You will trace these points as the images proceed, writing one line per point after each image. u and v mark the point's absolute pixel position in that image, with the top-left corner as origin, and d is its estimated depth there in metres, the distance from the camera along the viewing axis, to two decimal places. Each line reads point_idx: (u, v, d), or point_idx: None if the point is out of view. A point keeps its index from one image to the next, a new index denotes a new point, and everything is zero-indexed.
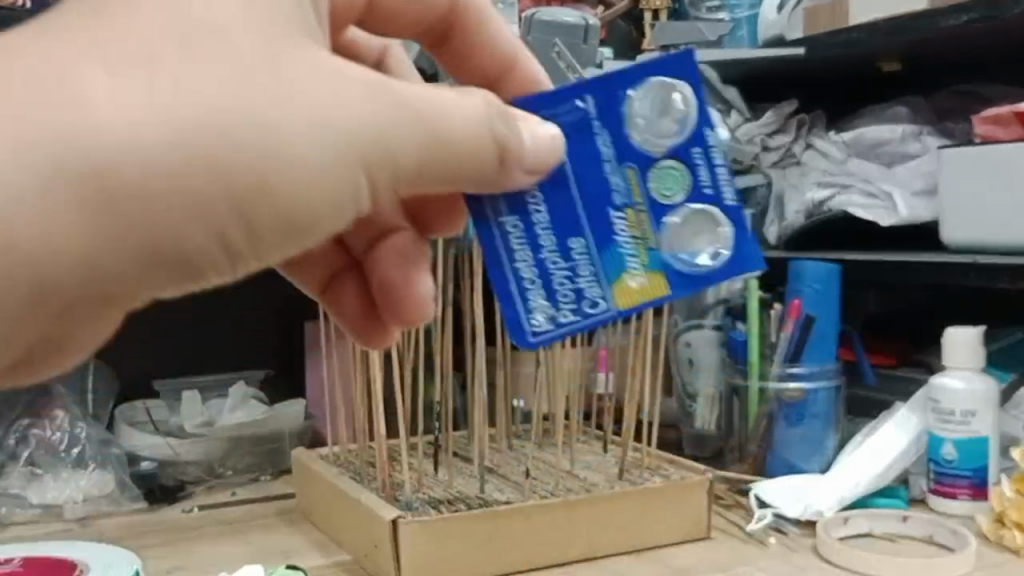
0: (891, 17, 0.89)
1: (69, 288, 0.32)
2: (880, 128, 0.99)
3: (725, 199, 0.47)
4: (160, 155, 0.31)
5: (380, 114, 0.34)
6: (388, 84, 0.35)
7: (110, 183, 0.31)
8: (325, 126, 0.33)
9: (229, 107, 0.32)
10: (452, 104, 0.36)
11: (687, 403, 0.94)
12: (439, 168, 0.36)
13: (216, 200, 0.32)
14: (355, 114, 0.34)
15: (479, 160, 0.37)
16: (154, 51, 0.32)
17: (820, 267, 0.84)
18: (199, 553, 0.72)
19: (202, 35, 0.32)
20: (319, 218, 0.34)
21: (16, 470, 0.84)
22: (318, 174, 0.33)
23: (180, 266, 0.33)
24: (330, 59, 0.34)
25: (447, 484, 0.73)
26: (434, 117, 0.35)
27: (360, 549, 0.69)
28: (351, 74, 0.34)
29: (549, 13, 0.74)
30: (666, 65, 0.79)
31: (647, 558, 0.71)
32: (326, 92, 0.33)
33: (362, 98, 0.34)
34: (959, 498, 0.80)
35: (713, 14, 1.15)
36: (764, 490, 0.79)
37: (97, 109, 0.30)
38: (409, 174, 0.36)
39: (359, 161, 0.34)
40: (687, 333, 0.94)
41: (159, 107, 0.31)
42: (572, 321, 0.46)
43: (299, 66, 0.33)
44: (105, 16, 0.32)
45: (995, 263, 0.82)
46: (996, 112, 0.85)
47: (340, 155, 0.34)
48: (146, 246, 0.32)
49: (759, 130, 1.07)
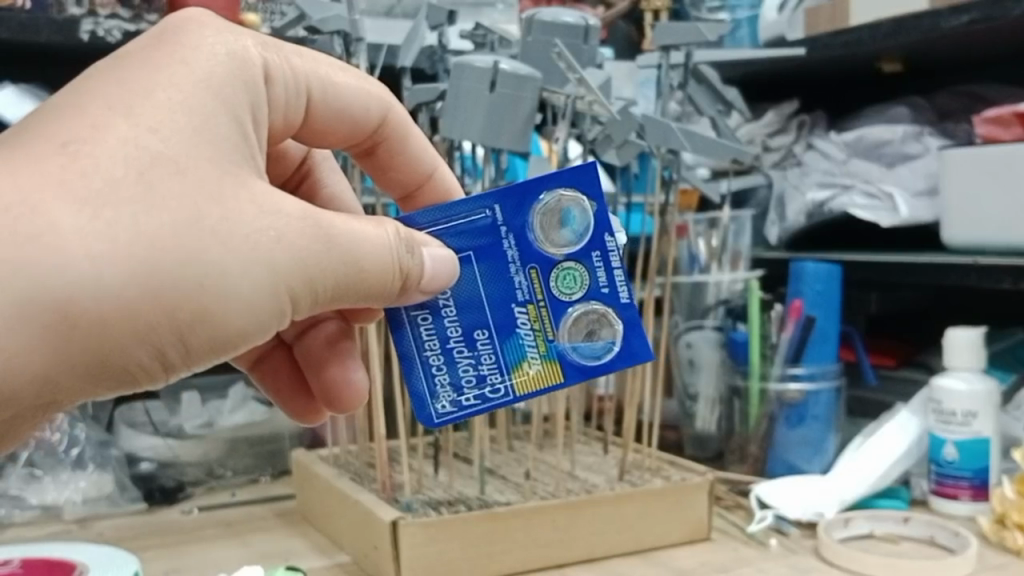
0: (892, 17, 0.89)
1: (22, 395, 0.38)
2: (880, 129, 0.98)
3: (621, 298, 0.51)
4: (115, 289, 0.36)
5: (309, 247, 0.40)
6: (320, 216, 0.41)
7: (70, 313, 0.36)
8: (260, 258, 0.39)
9: (176, 246, 0.37)
10: (367, 237, 0.42)
11: (687, 403, 0.93)
12: (354, 291, 0.42)
13: (157, 327, 0.38)
14: (281, 253, 0.40)
15: (388, 283, 0.43)
16: (114, 191, 0.36)
17: (821, 267, 0.84)
18: (199, 554, 0.72)
19: (159, 166, 0.37)
20: (246, 335, 0.40)
21: (16, 471, 0.83)
22: (249, 297, 0.39)
23: (120, 375, 0.39)
24: (270, 196, 0.40)
25: (447, 485, 0.73)
26: (353, 248, 0.41)
27: (360, 550, 0.69)
28: (290, 210, 0.40)
29: (549, 13, 0.73)
30: (665, 65, 0.79)
31: (648, 560, 0.70)
32: (264, 226, 0.39)
33: (295, 229, 0.40)
34: (960, 500, 0.79)
35: (713, 15, 1.15)
36: (765, 491, 0.79)
37: (66, 247, 0.35)
38: (328, 296, 0.42)
39: (285, 293, 0.40)
40: (688, 334, 0.93)
41: (118, 244, 0.36)
42: (476, 403, 0.52)
43: (242, 199, 0.39)
44: (71, 152, 0.37)
45: (996, 264, 0.82)
46: (997, 112, 0.85)
47: (271, 285, 0.40)
48: (96, 359, 0.38)
49: (761, 131, 1.09)
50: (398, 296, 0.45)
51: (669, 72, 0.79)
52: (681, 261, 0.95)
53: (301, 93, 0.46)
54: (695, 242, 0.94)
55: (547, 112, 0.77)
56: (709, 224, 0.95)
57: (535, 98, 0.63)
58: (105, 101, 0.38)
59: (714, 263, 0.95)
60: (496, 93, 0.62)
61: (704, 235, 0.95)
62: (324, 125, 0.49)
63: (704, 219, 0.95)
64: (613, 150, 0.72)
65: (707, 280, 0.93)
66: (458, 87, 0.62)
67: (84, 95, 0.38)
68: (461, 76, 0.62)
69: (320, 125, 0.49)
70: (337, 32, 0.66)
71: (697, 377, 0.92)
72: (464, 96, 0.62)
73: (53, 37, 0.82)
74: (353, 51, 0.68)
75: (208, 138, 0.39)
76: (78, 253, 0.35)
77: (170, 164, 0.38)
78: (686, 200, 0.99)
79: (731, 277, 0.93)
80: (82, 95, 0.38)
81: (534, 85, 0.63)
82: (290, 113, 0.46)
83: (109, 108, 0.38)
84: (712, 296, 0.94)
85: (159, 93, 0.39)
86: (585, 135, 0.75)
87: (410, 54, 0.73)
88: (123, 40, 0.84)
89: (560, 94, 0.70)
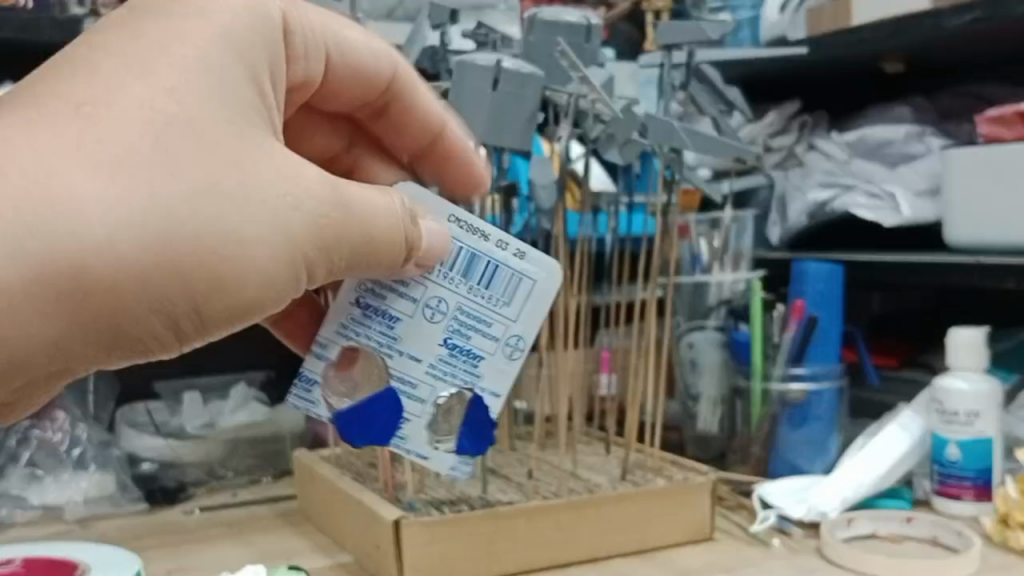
0: (894, 17, 0.89)
1: (35, 361, 0.38)
2: (881, 130, 0.99)
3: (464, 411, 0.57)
4: (133, 259, 0.37)
5: (323, 214, 0.42)
6: (338, 185, 0.43)
7: (85, 281, 0.36)
8: (275, 226, 0.40)
9: (197, 214, 0.38)
10: (379, 209, 0.45)
11: (688, 404, 0.92)
12: (363, 259, 0.45)
13: (174, 295, 0.39)
14: (292, 222, 0.41)
15: (394, 250, 0.46)
16: (130, 155, 0.37)
17: (822, 266, 0.85)
18: (203, 554, 0.72)
19: (175, 128, 0.38)
20: (259, 304, 0.41)
21: (17, 472, 0.83)
22: (264, 267, 0.41)
23: (137, 338, 0.39)
24: (287, 158, 0.42)
25: (449, 485, 0.73)
26: (365, 217, 0.44)
27: (362, 550, 0.68)
28: (310, 177, 0.42)
29: (551, 13, 0.72)
30: (666, 65, 0.79)
31: (651, 560, 0.70)
32: (283, 194, 0.41)
33: (310, 194, 0.41)
34: (964, 500, 0.79)
35: (715, 15, 1.16)
36: (768, 491, 0.78)
37: (83, 212, 0.35)
38: (340, 258, 0.44)
39: (301, 264, 0.42)
40: (688, 336, 0.92)
41: (134, 213, 0.36)
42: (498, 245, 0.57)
43: (261, 163, 0.40)
44: (86, 115, 0.37)
45: (998, 263, 0.82)
46: (999, 112, 0.85)
47: (286, 254, 0.41)
48: (114, 323, 0.38)
49: (763, 131, 1.08)
50: (403, 263, 0.48)
51: (669, 72, 0.80)
52: (682, 261, 0.95)
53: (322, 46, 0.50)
54: (697, 242, 0.94)
55: (548, 110, 0.76)
56: (710, 224, 0.95)
57: (538, 97, 0.63)
58: (118, 58, 0.38)
59: (716, 263, 0.95)
60: (498, 92, 0.62)
61: (705, 235, 0.95)
62: (337, 76, 0.53)
63: (706, 219, 0.95)
64: (615, 149, 0.72)
65: (709, 280, 0.94)
66: (462, 85, 0.62)
67: (95, 56, 0.38)
68: (463, 74, 0.62)
69: (334, 78, 0.53)
70: None
71: (698, 378, 0.91)
72: (468, 95, 0.62)
73: (55, 36, 0.82)
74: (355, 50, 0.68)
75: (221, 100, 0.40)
76: (96, 219, 0.36)
77: (189, 130, 0.38)
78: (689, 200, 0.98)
79: (733, 278, 0.94)
80: (97, 52, 0.39)
81: (536, 83, 0.62)
82: (312, 64, 0.50)
83: (125, 66, 0.38)
84: (713, 297, 0.94)
85: (177, 53, 0.40)
86: (586, 134, 0.73)
87: None
88: None
89: (563, 93, 0.69)
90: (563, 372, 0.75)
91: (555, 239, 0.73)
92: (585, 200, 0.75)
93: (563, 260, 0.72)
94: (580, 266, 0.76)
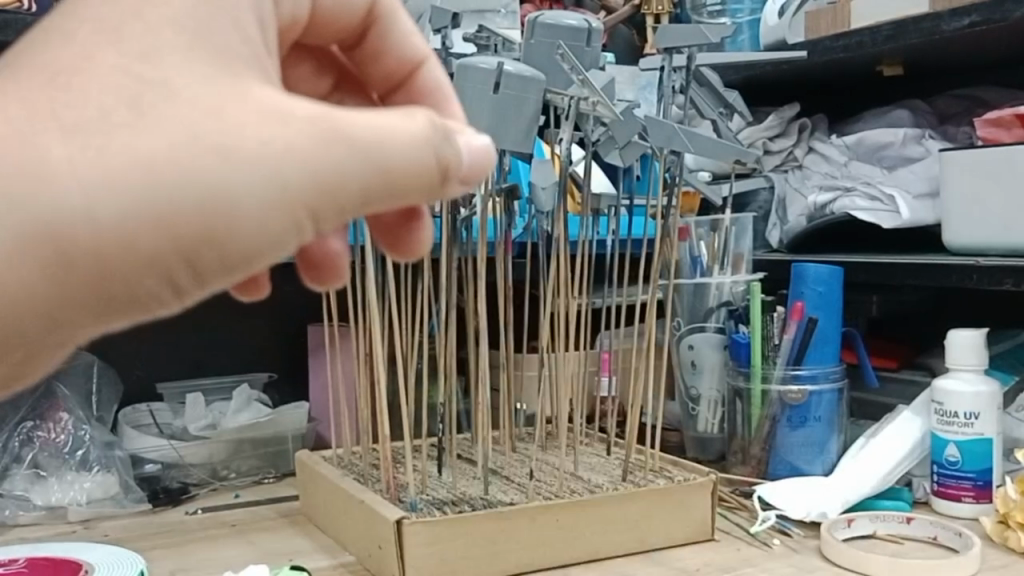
0: (893, 20, 0.89)
1: (27, 328, 0.31)
2: (880, 132, 1.01)
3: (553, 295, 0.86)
4: (111, 222, 0.29)
5: (331, 149, 0.31)
6: (336, 115, 0.32)
7: (64, 248, 0.29)
8: (271, 170, 0.31)
9: (175, 169, 0.30)
10: (397, 130, 0.32)
11: (689, 405, 0.95)
12: (392, 192, 0.33)
13: (163, 252, 0.30)
14: (293, 164, 0.31)
15: (436, 180, 0.33)
16: (105, 118, 0.30)
17: (822, 269, 0.85)
18: (205, 554, 0.72)
19: (152, 88, 0.30)
20: (267, 254, 0.32)
21: (21, 473, 0.84)
22: (263, 214, 0.31)
23: (135, 307, 0.32)
24: (280, 98, 0.32)
25: (450, 485, 0.73)
26: (382, 141, 0.32)
27: (364, 550, 0.69)
28: (303, 114, 0.31)
29: (552, 16, 0.72)
30: (666, 68, 0.79)
31: (652, 561, 0.70)
32: (273, 136, 0.31)
33: (304, 138, 0.31)
34: (964, 501, 0.80)
35: (714, 19, 1.17)
36: (768, 491, 0.80)
37: (57, 178, 0.29)
38: (354, 205, 0.33)
39: (309, 210, 0.32)
40: (689, 336, 0.94)
41: (112, 168, 0.29)
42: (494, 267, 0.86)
43: (244, 109, 0.31)
44: (63, 84, 0.30)
45: (997, 265, 0.82)
46: (997, 115, 0.87)
47: (281, 203, 0.31)
48: (101, 290, 0.31)
49: (761, 134, 1.09)
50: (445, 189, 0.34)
51: (670, 76, 0.80)
52: (682, 264, 0.96)
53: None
54: (696, 244, 0.95)
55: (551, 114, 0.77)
56: (710, 227, 0.94)
57: (539, 99, 0.62)
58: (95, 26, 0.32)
59: (716, 265, 0.95)
60: (499, 95, 0.62)
61: (705, 237, 0.95)
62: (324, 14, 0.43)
63: (705, 221, 0.95)
64: (615, 152, 0.74)
65: (708, 282, 0.94)
66: (462, 90, 0.62)
67: (73, 22, 0.32)
68: (465, 78, 0.62)
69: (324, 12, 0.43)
70: None
71: (698, 379, 0.93)
72: (469, 101, 0.62)
73: None
74: None
75: (208, 57, 0.32)
76: (71, 186, 0.29)
77: (166, 86, 0.31)
78: (688, 201, 1.00)
79: (732, 279, 0.94)
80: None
81: (538, 86, 0.62)
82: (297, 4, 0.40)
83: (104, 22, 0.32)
84: (713, 299, 0.95)
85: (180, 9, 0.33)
86: (587, 138, 0.75)
87: None
88: None
89: (563, 95, 0.70)
90: (563, 373, 0.76)
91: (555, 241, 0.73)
92: (585, 203, 0.74)
93: (564, 261, 0.72)
94: (581, 269, 0.76)
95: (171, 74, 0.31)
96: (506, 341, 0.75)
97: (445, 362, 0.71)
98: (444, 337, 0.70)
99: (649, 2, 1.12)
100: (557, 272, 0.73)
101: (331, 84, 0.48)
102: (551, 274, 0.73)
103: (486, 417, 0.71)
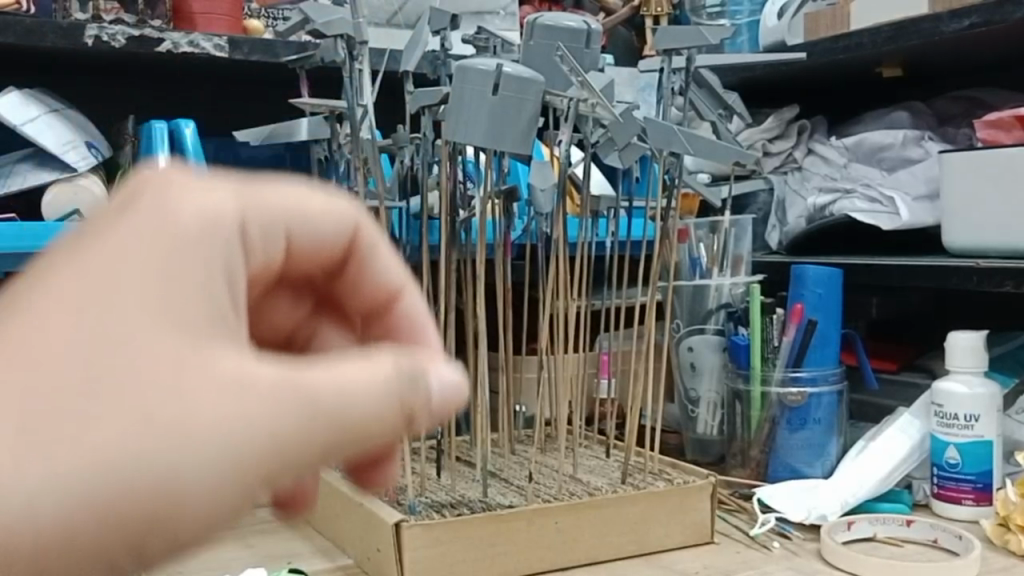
0: (893, 22, 0.89)
1: None
2: (880, 134, 1.00)
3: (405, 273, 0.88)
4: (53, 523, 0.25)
5: (289, 423, 0.28)
6: (298, 377, 0.29)
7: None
8: (228, 450, 0.27)
9: (125, 477, 0.25)
10: (355, 383, 0.29)
11: (688, 407, 0.94)
12: (342, 450, 0.30)
13: (108, 552, 0.26)
14: (253, 436, 0.28)
15: (390, 434, 0.30)
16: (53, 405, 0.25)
17: (821, 271, 0.85)
18: (203, 557, 0.72)
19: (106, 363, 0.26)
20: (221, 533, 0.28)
21: None
22: (213, 496, 0.27)
23: None
24: (248, 366, 0.28)
25: (449, 488, 0.73)
26: (341, 406, 0.29)
27: (363, 553, 0.69)
28: (265, 379, 0.28)
29: (552, 17, 0.72)
30: (666, 69, 0.79)
31: (651, 563, 0.70)
32: (226, 416, 0.27)
33: (265, 409, 0.28)
34: (964, 504, 0.79)
35: (714, 21, 1.17)
36: (768, 493, 0.79)
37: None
38: (311, 466, 0.29)
39: (261, 483, 0.28)
40: (688, 339, 0.94)
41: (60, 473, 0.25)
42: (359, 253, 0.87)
43: (205, 384, 0.27)
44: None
45: (997, 267, 0.82)
46: (998, 116, 0.87)
47: (235, 486, 0.28)
48: None
49: (760, 136, 1.10)
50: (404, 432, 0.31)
51: (670, 77, 0.80)
52: (682, 266, 0.96)
53: (279, 232, 0.33)
54: (696, 246, 0.96)
55: (549, 116, 0.77)
56: (710, 229, 0.95)
57: (538, 101, 0.62)
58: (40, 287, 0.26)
59: (716, 267, 0.96)
60: (498, 97, 0.61)
61: (704, 240, 0.95)
62: (298, 253, 0.35)
63: (705, 223, 0.95)
64: (615, 153, 0.74)
65: (708, 284, 0.94)
66: (461, 91, 0.61)
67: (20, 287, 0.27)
68: (463, 80, 0.61)
69: (297, 252, 0.35)
70: (341, 36, 0.65)
71: (697, 381, 0.93)
72: (467, 101, 0.62)
73: (57, 41, 0.79)
74: (356, 55, 0.67)
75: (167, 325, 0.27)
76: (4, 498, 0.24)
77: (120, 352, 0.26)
78: (688, 204, 1.01)
79: (732, 281, 0.94)
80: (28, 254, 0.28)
81: (536, 88, 0.62)
82: (265, 258, 0.33)
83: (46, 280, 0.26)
84: (712, 300, 0.94)
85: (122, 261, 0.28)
86: (587, 140, 0.74)
87: (414, 57, 0.73)
88: (127, 45, 0.82)
89: (563, 97, 0.68)
90: (562, 376, 0.75)
91: (554, 243, 0.72)
92: (585, 205, 0.74)
93: (563, 262, 0.72)
94: (581, 270, 0.76)
95: (133, 357, 0.26)
96: (506, 343, 0.75)
97: (444, 364, 0.71)
98: (444, 339, 0.69)
99: (649, 2, 1.13)
100: (556, 274, 0.73)
101: (311, 307, 0.40)
102: (550, 276, 0.73)
103: (485, 419, 0.71)
